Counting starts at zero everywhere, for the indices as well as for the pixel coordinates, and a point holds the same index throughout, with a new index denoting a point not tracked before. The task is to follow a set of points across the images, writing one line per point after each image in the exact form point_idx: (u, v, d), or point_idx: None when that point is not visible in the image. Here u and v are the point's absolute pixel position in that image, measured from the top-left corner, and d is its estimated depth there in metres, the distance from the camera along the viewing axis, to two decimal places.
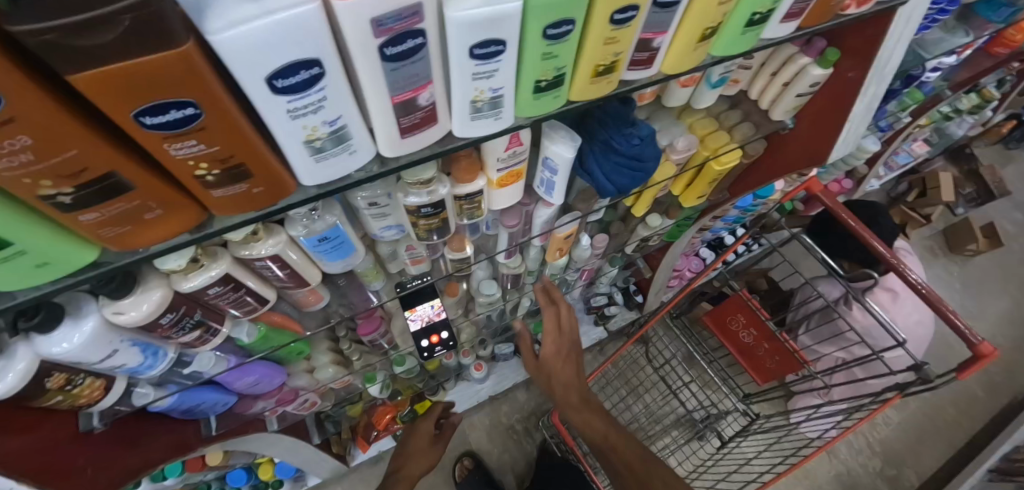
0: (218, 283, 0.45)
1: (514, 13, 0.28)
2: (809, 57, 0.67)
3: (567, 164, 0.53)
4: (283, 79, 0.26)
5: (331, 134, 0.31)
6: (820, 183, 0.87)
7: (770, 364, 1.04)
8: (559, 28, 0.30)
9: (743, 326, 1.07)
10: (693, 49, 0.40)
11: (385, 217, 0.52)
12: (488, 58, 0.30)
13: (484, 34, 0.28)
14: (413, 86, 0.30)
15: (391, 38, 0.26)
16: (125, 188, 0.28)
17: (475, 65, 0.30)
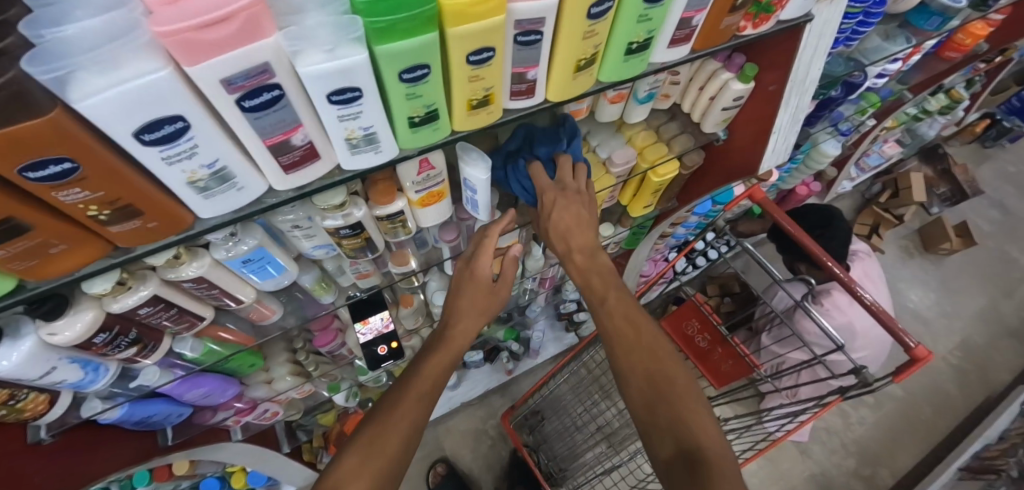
0: (147, 304, 0.49)
1: (361, 65, 0.31)
2: (729, 73, 0.70)
3: (483, 184, 0.56)
4: (151, 133, 0.29)
5: (213, 175, 0.34)
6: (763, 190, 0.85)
7: (723, 365, 1.21)
8: (414, 72, 0.33)
9: (698, 331, 1.24)
10: (572, 78, 0.43)
11: (312, 238, 0.55)
12: (348, 103, 0.33)
13: (336, 85, 0.31)
14: (282, 129, 0.34)
15: (245, 93, 0.30)
16: (24, 230, 0.31)
17: (337, 109, 0.33)
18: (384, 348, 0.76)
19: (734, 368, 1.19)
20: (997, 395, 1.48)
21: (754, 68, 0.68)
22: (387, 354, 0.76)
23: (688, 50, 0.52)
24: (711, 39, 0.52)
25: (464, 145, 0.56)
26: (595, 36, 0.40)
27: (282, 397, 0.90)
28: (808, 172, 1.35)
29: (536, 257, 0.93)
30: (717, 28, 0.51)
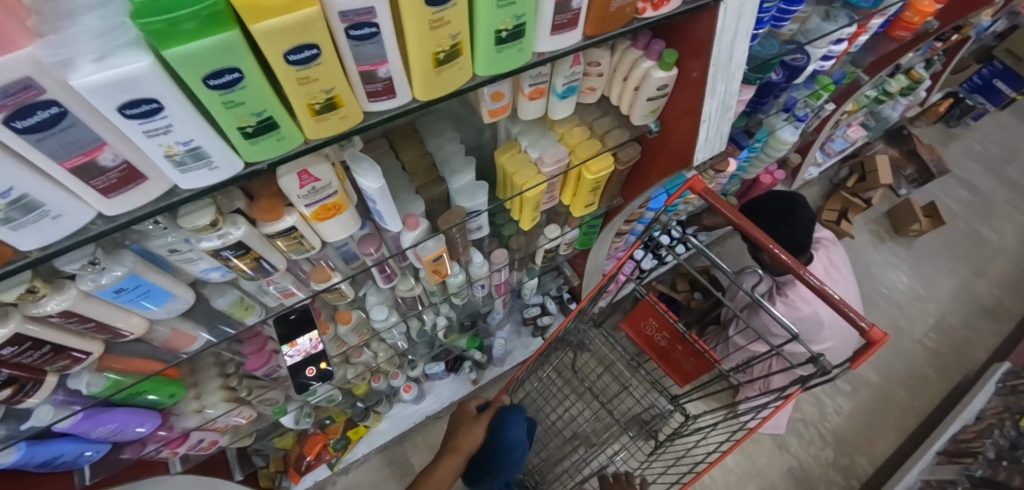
0: (8, 345, 0.44)
1: (147, 74, 0.28)
2: (650, 60, 0.68)
3: (380, 193, 0.54)
4: None
5: (11, 204, 0.31)
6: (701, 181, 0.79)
7: (685, 364, 1.29)
8: (221, 79, 0.31)
9: (658, 330, 1.32)
10: (434, 73, 0.40)
11: (197, 262, 0.52)
12: (150, 117, 0.30)
13: (124, 97, 0.28)
14: (81, 150, 0.30)
15: (14, 113, 0.26)
16: None
17: (139, 124, 0.30)
18: (311, 370, 0.72)
19: (694, 364, 1.27)
20: (973, 375, 1.47)
21: (673, 54, 0.65)
22: (314, 376, 0.72)
23: (578, 38, 0.50)
24: (602, 24, 0.50)
25: (354, 153, 0.53)
26: (447, 25, 0.37)
27: (219, 424, 0.86)
28: (767, 161, 1.30)
29: (479, 264, 0.89)
30: (606, 14, 0.49)
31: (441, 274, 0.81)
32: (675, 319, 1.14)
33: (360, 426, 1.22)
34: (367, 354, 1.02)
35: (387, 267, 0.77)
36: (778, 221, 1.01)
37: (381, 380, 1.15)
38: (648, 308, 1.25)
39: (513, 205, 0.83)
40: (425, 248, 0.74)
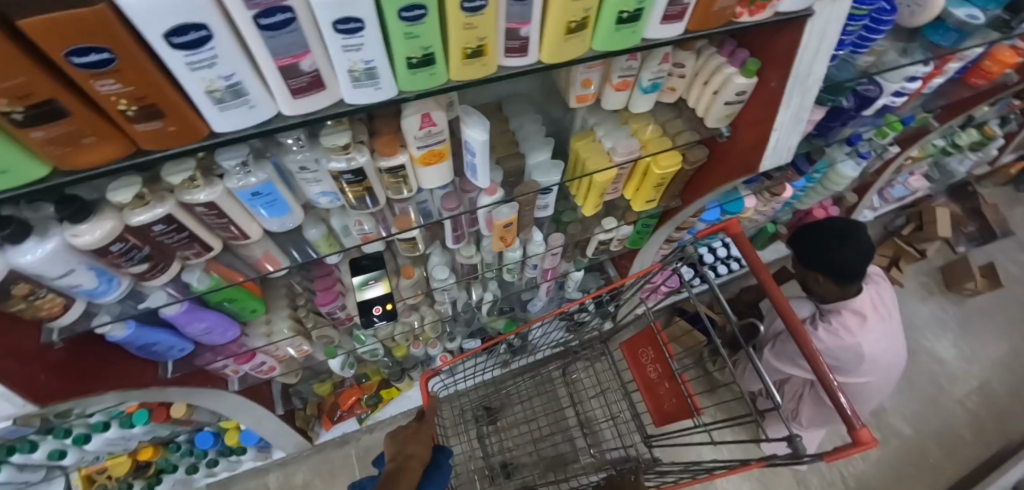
0: (162, 221, 0.52)
1: None
2: (733, 67, 0.73)
3: (482, 147, 0.60)
4: (178, 37, 0.33)
5: (228, 88, 0.39)
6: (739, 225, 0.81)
7: (668, 403, 1.11)
8: (412, 12, 0.38)
9: (651, 360, 1.14)
10: (563, 39, 0.48)
11: (318, 183, 0.59)
12: (352, 34, 0.38)
13: (342, 13, 0.36)
14: (291, 53, 0.38)
15: (262, 11, 0.34)
16: (61, 115, 0.36)
17: (343, 38, 0.38)
18: (378, 308, 0.78)
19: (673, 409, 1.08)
20: (1016, 446, 1.40)
21: (756, 62, 0.70)
22: (380, 313, 0.78)
23: (680, 32, 0.57)
24: (707, 20, 0.57)
25: (464, 109, 0.60)
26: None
27: (279, 351, 0.93)
28: (823, 195, 1.30)
29: (537, 243, 0.94)
30: (711, 12, 0.55)
31: (505, 242, 0.87)
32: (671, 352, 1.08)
33: (393, 388, 1.28)
34: (416, 315, 1.08)
35: (460, 231, 0.83)
36: (829, 250, 1.03)
37: (421, 346, 1.21)
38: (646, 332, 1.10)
39: (578, 189, 0.88)
40: (499, 213, 0.80)
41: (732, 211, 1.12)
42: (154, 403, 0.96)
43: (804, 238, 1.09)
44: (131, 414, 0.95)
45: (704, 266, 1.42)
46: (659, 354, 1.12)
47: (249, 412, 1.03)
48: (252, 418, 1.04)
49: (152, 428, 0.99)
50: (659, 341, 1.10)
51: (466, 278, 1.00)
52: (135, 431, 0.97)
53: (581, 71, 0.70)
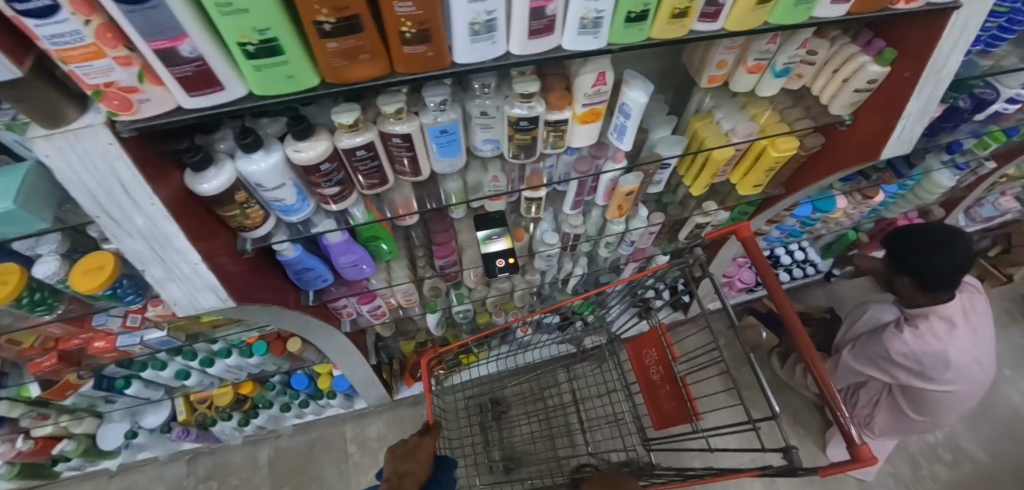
0: (364, 147, 0.59)
1: None
2: (868, 56, 0.75)
3: (639, 108, 0.66)
4: None
5: (487, 22, 0.45)
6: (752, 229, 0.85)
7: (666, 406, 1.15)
8: None
9: (655, 362, 1.17)
10: (751, 10, 0.53)
11: (489, 129, 0.65)
12: None
13: None
14: None
15: None
16: (357, 31, 0.42)
17: None
18: (501, 262, 0.83)
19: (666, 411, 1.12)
20: None
21: (894, 52, 0.72)
22: (502, 267, 0.84)
23: (842, 13, 0.60)
24: (868, 4, 0.60)
25: (630, 74, 0.65)
26: None
27: (393, 298, 1.00)
28: (913, 205, 1.29)
29: (641, 219, 0.99)
30: None
31: (621, 212, 0.93)
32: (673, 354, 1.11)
33: (471, 354, 1.34)
34: (510, 283, 1.14)
35: (579, 198, 0.89)
36: (921, 258, 1.00)
37: (504, 315, 1.27)
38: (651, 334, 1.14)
39: (690, 168, 0.92)
40: (625, 181, 0.85)
41: (824, 209, 1.12)
42: (271, 336, 1.03)
43: (897, 242, 1.05)
44: (250, 345, 1.02)
45: (780, 268, 1.43)
46: (662, 356, 1.15)
47: (349, 358, 1.11)
48: (350, 364, 1.12)
49: (264, 360, 1.07)
50: (664, 344, 1.13)
51: (566, 249, 1.06)
52: (251, 362, 1.05)
53: (720, 51, 0.74)
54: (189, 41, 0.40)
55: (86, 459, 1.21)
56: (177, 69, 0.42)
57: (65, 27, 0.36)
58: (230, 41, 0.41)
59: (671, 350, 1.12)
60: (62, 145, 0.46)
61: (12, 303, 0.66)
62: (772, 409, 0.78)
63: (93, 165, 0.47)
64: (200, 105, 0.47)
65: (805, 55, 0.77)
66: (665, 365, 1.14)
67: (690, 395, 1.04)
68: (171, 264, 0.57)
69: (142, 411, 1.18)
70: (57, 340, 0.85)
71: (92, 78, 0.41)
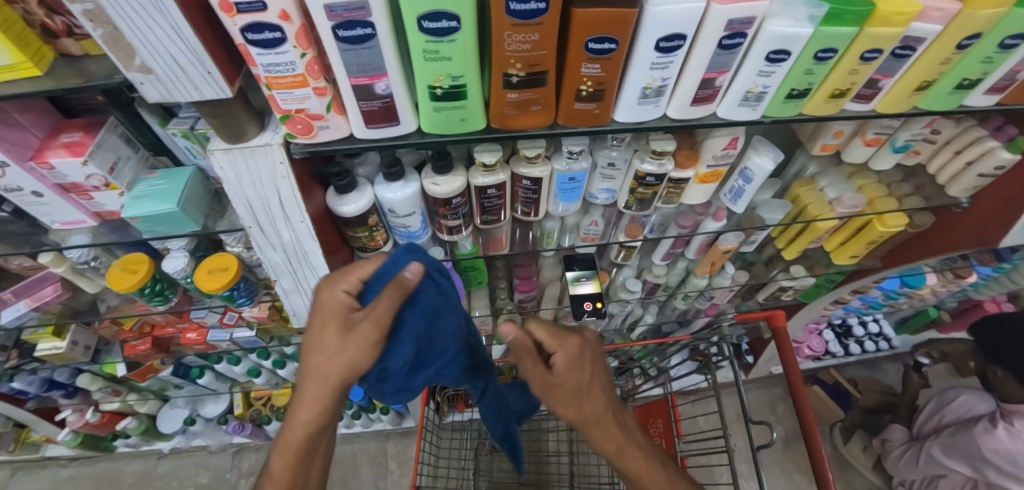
0: (496, 185, 0.61)
1: (806, 36, 0.43)
2: (998, 141, 0.67)
3: (764, 175, 0.65)
4: (666, 43, 0.42)
5: (658, 87, 0.47)
6: (786, 317, 0.77)
7: None
8: (825, 54, 0.45)
9: (659, 434, 0.93)
10: (908, 95, 0.52)
11: (610, 179, 0.66)
12: (775, 63, 0.46)
13: (781, 46, 0.44)
14: (718, 69, 0.46)
15: (730, 34, 0.43)
16: (539, 85, 0.45)
17: (765, 65, 0.46)
18: (589, 305, 0.82)
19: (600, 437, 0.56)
20: None
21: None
22: (590, 310, 0.82)
23: (993, 103, 0.56)
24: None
25: (759, 141, 0.65)
26: (948, 64, 0.48)
27: None
28: (1005, 289, 1.18)
29: (727, 276, 0.97)
30: None
31: (712, 268, 0.93)
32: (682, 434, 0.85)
33: None
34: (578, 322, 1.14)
35: (671, 250, 0.89)
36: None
37: None
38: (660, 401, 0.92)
39: (785, 235, 0.91)
40: (725, 239, 0.85)
41: (913, 285, 1.07)
42: None
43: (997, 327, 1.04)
44: None
45: (851, 338, 1.39)
46: (669, 430, 0.90)
47: None
48: None
49: None
50: (672, 417, 0.90)
51: (643, 296, 1.05)
52: None
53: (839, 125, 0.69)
54: (386, 79, 0.42)
55: (143, 438, 1.28)
56: (366, 104, 0.44)
57: (286, 58, 0.39)
58: (422, 84, 0.43)
59: (680, 425, 0.89)
60: (238, 158, 0.48)
61: (136, 291, 0.70)
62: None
63: (260, 178, 0.50)
64: (370, 137, 0.49)
65: (929, 134, 0.70)
66: (669, 442, 0.89)
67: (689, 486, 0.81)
68: (303, 276, 0.59)
69: (202, 401, 1.24)
70: (153, 326, 0.91)
71: (288, 104, 0.43)
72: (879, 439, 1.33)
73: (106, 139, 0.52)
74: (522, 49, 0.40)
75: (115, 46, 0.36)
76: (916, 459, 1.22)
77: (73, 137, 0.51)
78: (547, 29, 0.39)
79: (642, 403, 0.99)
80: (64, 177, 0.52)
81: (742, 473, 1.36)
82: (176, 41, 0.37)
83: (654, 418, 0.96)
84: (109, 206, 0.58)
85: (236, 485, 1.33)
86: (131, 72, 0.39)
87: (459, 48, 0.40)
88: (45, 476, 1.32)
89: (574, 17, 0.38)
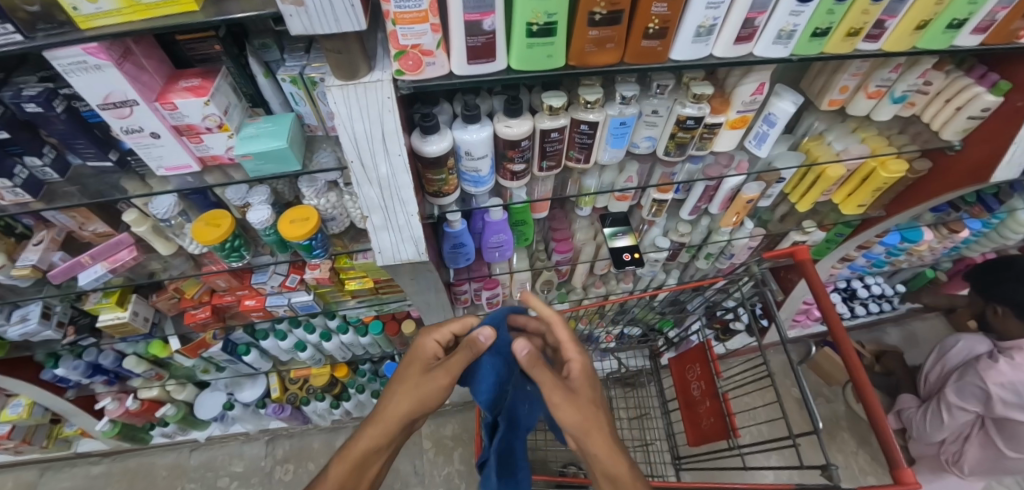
0: (560, 130, 0.69)
1: None
2: (982, 87, 0.80)
3: (786, 117, 0.75)
4: None
5: (711, 26, 0.56)
6: (809, 252, 0.84)
7: (703, 424, 0.96)
8: None
9: (697, 377, 0.98)
10: (910, 33, 0.63)
11: (653, 127, 0.75)
12: (805, 2, 0.56)
13: None
14: (758, 10, 0.56)
15: None
16: (615, 23, 0.53)
17: (796, 5, 0.56)
18: (628, 255, 0.89)
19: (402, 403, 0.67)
20: None
21: (1009, 84, 0.77)
22: (629, 259, 0.89)
23: (977, 43, 0.68)
24: (1003, 38, 0.68)
25: (780, 89, 0.76)
26: (940, 5, 0.60)
27: (510, 289, 1.09)
28: (994, 245, 1.29)
29: (745, 231, 1.06)
30: (1008, 30, 0.67)
31: (735, 220, 1.02)
32: (720, 371, 0.91)
33: None
34: (607, 289, 1.22)
35: (697, 206, 0.98)
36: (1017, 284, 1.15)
37: (591, 324, 1.33)
38: (695, 346, 0.98)
39: (796, 189, 1.01)
40: (748, 190, 0.94)
41: (912, 239, 1.18)
42: (386, 317, 1.13)
43: (1009, 263, 1.18)
44: (366, 324, 1.12)
45: (856, 301, 1.49)
46: (706, 371, 0.96)
47: None
48: None
49: (375, 341, 1.16)
50: (709, 358, 0.95)
51: (669, 256, 1.13)
52: (365, 341, 1.15)
53: (846, 77, 0.79)
54: (492, 16, 0.50)
55: (180, 427, 1.28)
56: (472, 40, 0.52)
57: None
58: (521, 21, 0.51)
59: (717, 365, 0.95)
60: (350, 94, 0.54)
61: (217, 246, 0.75)
62: (814, 423, 0.72)
63: (368, 112, 0.56)
64: (467, 73, 0.57)
65: (922, 85, 0.82)
66: (708, 382, 0.95)
67: (730, 413, 0.86)
68: (393, 212, 0.66)
69: (240, 385, 1.26)
70: (212, 294, 0.94)
71: (407, 39, 0.51)
72: (895, 409, 1.43)
73: (221, 85, 0.58)
74: None
75: None
76: (935, 412, 1.28)
77: (192, 82, 0.57)
78: None
79: (676, 352, 1.05)
80: (182, 118, 0.58)
81: (764, 434, 1.43)
82: None
83: (690, 365, 1.02)
84: (214, 150, 0.63)
85: (271, 473, 1.34)
86: (284, 5, 0.45)
87: None
88: (76, 474, 1.32)
89: None
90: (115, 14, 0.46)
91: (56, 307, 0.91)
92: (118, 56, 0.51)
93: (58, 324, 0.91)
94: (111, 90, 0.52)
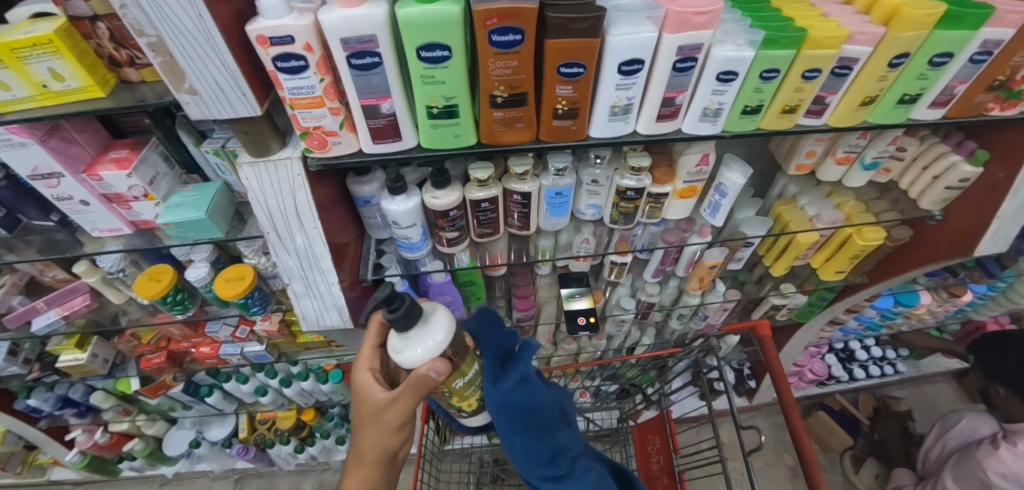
0: (489, 200, 0.67)
1: (749, 59, 0.51)
2: (958, 156, 0.73)
3: (737, 188, 0.71)
4: (628, 67, 0.50)
5: (625, 106, 0.54)
6: (769, 325, 0.80)
7: None
8: (769, 74, 0.53)
9: None
10: (855, 110, 0.59)
11: (596, 195, 0.73)
12: (726, 82, 0.53)
13: (730, 69, 0.52)
14: (677, 89, 0.53)
15: (683, 59, 0.50)
16: (520, 104, 0.52)
17: (717, 84, 0.53)
18: (583, 319, 0.82)
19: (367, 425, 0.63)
20: None
21: (986, 154, 0.71)
22: (584, 325, 0.82)
23: (939, 117, 0.63)
24: (969, 111, 0.63)
25: (730, 158, 0.72)
26: (884, 82, 0.56)
27: None
28: (1004, 309, 1.18)
29: (717, 294, 1.01)
30: (972, 103, 0.61)
31: (701, 284, 0.97)
32: None
33: None
34: (577, 344, 1.18)
35: (661, 268, 0.94)
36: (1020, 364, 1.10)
37: (564, 379, 1.28)
38: None
39: (768, 253, 0.95)
40: (710, 255, 0.90)
41: (907, 304, 1.09)
42: (347, 366, 1.13)
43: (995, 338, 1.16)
44: (327, 372, 1.13)
45: (854, 363, 1.39)
46: None
47: None
48: None
49: (336, 389, 1.16)
50: None
51: (639, 316, 1.08)
52: (325, 389, 1.15)
53: (809, 143, 0.74)
54: (390, 100, 0.50)
55: (149, 460, 1.30)
56: (374, 121, 0.52)
57: (307, 82, 0.47)
58: (421, 104, 0.51)
59: None
60: (261, 171, 0.55)
61: (159, 300, 0.76)
62: None
63: (280, 188, 0.56)
64: (377, 151, 0.56)
65: (894, 151, 0.76)
66: None
67: None
68: (313, 280, 0.67)
69: (209, 423, 1.28)
70: (168, 341, 0.97)
71: (307, 121, 0.51)
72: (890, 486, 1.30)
73: (148, 155, 0.60)
74: (504, 73, 0.48)
75: (169, 69, 0.45)
76: None
77: (120, 153, 0.59)
78: (524, 57, 0.47)
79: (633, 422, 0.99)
80: (109, 188, 0.60)
81: None
82: (219, 66, 0.45)
83: None
84: (144, 215, 0.65)
85: None
86: (180, 92, 0.47)
87: (452, 74, 0.48)
88: None
89: (548, 46, 0.46)
90: (29, 100, 0.49)
91: (24, 345, 0.94)
92: (43, 133, 0.54)
93: (24, 360, 0.94)
94: (37, 164, 0.55)
